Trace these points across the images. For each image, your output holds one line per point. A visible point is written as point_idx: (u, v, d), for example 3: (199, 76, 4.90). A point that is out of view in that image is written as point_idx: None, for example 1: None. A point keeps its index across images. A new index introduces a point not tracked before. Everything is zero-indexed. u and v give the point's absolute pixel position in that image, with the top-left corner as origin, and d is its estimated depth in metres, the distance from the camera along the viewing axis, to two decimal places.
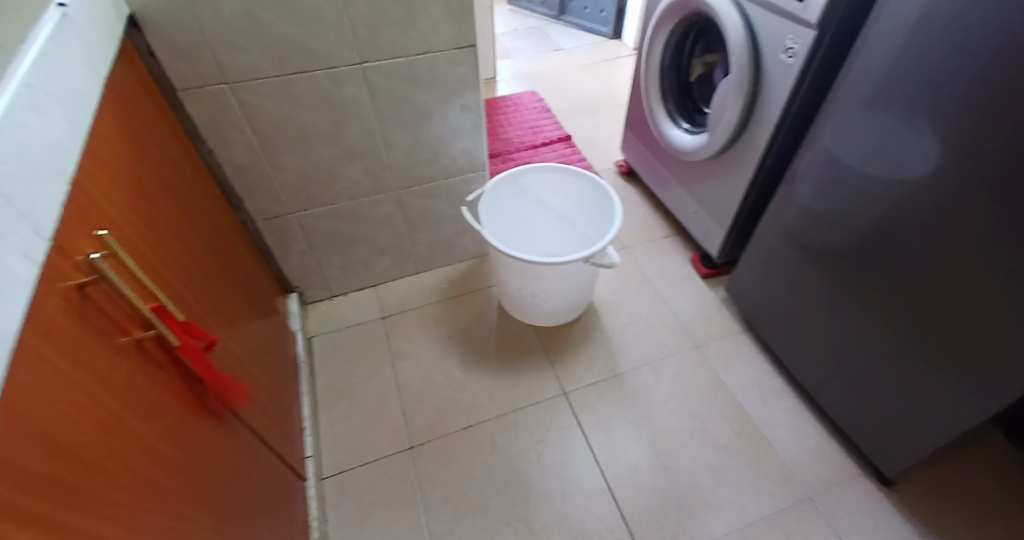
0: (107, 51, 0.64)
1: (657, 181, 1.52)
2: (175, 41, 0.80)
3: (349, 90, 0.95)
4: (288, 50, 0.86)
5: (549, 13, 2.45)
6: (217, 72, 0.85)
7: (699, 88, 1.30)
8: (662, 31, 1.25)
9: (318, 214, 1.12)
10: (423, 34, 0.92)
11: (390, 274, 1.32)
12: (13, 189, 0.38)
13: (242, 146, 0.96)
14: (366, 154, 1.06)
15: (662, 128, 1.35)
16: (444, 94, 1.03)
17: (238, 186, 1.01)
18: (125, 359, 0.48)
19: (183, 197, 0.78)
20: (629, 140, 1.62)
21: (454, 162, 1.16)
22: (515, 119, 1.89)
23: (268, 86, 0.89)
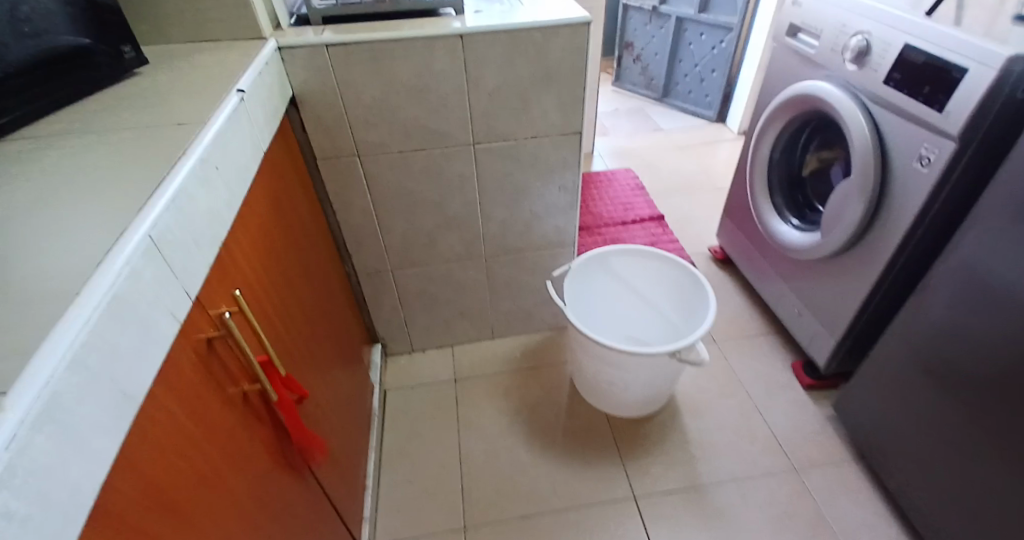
0: (270, 126, 0.74)
1: (756, 273, 1.43)
2: (321, 116, 0.91)
3: (459, 166, 1.02)
4: (412, 129, 0.95)
5: (651, 95, 2.49)
6: (351, 145, 0.95)
7: (813, 183, 1.24)
8: (773, 126, 1.22)
9: (412, 273, 1.17)
10: (533, 121, 0.98)
11: (469, 338, 1.34)
12: (174, 252, 0.43)
13: (359, 208, 1.04)
14: (464, 224, 1.11)
15: (767, 220, 1.28)
16: (545, 174, 1.06)
17: (348, 242, 1.09)
18: (234, 410, 0.52)
19: (304, 251, 0.86)
20: (727, 227, 1.56)
21: (546, 237, 1.17)
22: (607, 194, 1.90)
23: (389, 159, 0.98)
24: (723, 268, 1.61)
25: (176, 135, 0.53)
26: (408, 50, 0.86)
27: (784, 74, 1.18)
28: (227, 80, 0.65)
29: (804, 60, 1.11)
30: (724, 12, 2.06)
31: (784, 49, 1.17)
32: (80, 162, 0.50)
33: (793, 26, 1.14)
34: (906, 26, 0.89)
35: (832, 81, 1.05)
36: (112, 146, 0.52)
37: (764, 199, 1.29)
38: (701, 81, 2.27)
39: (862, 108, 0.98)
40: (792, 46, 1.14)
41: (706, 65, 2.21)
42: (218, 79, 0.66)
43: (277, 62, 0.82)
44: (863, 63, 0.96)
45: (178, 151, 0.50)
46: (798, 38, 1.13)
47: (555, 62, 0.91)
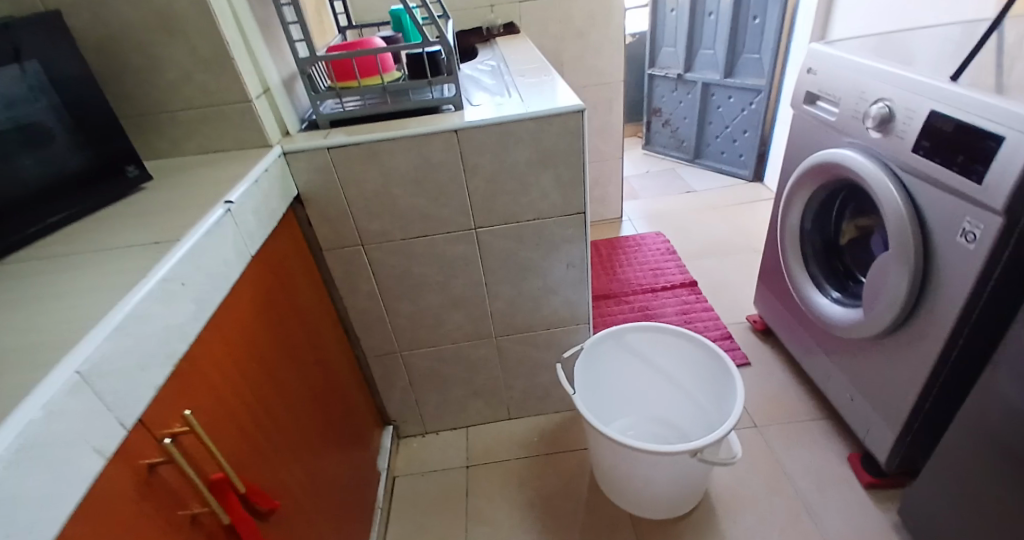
0: (266, 229, 0.77)
1: (800, 347, 1.30)
2: (325, 209, 0.93)
3: (461, 249, 1.01)
4: (413, 218, 0.96)
5: (683, 157, 2.50)
6: (356, 235, 0.97)
7: (851, 252, 1.13)
8: (800, 193, 1.14)
9: (421, 354, 1.15)
10: (533, 202, 0.97)
11: (483, 418, 1.28)
12: (109, 384, 0.43)
13: (365, 293, 1.04)
14: (470, 304, 1.09)
15: (804, 292, 1.17)
16: (549, 252, 1.04)
17: (357, 325, 1.09)
18: (176, 537, 0.51)
19: (299, 344, 0.87)
20: (763, 295, 1.45)
21: (557, 314, 1.13)
22: (635, 259, 1.85)
23: (392, 246, 0.99)
24: (764, 339, 1.49)
25: (150, 254, 0.56)
26: (405, 145, 0.88)
27: (807, 142, 1.13)
28: (220, 192, 0.69)
29: (826, 127, 1.06)
30: (752, 75, 2.10)
31: (804, 117, 1.12)
32: (56, 286, 0.52)
33: (811, 94, 1.10)
34: (929, 91, 0.83)
35: (859, 148, 0.98)
36: (92, 266, 0.55)
37: (798, 268, 1.19)
38: (733, 141, 2.27)
39: (891, 177, 0.90)
40: (812, 114, 1.09)
41: (737, 127, 2.23)
42: (212, 192, 0.70)
43: (282, 164, 0.86)
44: (887, 130, 0.89)
45: (143, 274, 0.52)
46: (818, 105, 1.08)
47: (551, 148, 0.91)
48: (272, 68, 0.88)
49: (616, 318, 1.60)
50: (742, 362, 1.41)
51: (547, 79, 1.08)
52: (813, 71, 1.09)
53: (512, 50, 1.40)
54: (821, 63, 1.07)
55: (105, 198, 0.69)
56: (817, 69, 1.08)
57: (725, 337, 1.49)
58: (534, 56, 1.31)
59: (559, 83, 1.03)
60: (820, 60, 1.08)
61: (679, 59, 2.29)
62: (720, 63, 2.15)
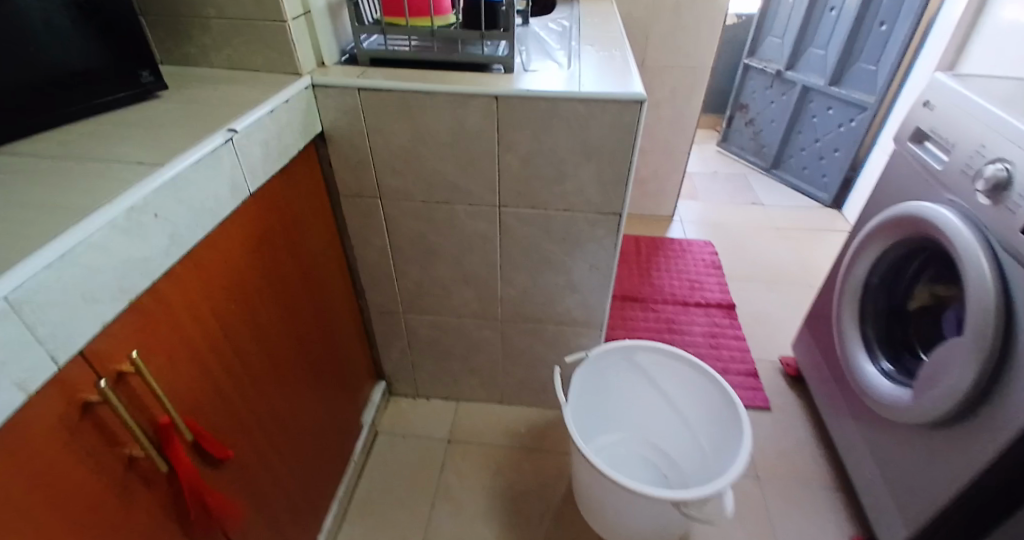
0: (274, 166, 0.72)
1: (830, 404, 1.19)
2: (348, 156, 0.88)
3: (481, 225, 0.96)
4: (437, 184, 0.91)
5: (759, 164, 2.34)
6: (375, 189, 0.92)
7: (917, 321, 0.99)
8: (879, 243, 1.00)
9: (423, 319, 1.12)
10: (567, 194, 0.90)
11: (474, 396, 1.26)
12: (44, 315, 0.40)
13: (376, 249, 1.01)
14: (480, 281, 1.04)
15: (850, 351, 1.05)
16: (574, 248, 0.97)
17: (364, 277, 1.06)
18: (105, 480, 0.48)
19: (298, 289, 0.85)
20: (806, 339, 1.32)
21: (570, 313, 1.08)
22: (674, 265, 1.79)
23: (412, 208, 0.94)
24: (794, 386, 1.37)
25: (128, 176, 0.52)
26: (439, 103, 0.81)
27: (900, 185, 0.98)
28: (226, 120, 0.64)
29: (928, 175, 0.90)
30: (862, 90, 1.86)
31: (906, 156, 0.97)
32: (23, 193, 0.49)
33: (920, 132, 0.94)
34: None
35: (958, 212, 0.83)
36: (66, 177, 0.52)
37: (850, 323, 1.07)
38: (819, 158, 2.07)
39: (989, 253, 0.76)
40: (915, 155, 0.94)
41: (829, 144, 2.01)
42: (219, 118, 0.65)
43: (308, 97, 0.81)
44: (999, 199, 0.75)
45: (109, 199, 0.48)
46: (925, 146, 0.93)
47: (597, 139, 0.83)
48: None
49: (639, 329, 1.54)
50: (762, 404, 1.31)
51: (617, 53, 0.97)
52: (931, 106, 0.92)
53: (593, 14, 1.28)
54: (942, 98, 0.90)
55: (118, 93, 0.66)
56: (936, 106, 0.91)
57: (750, 374, 1.39)
58: (612, 24, 1.18)
59: (628, 61, 0.92)
60: (940, 95, 0.91)
61: (784, 53, 2.08)
62: (829, 67, 1.93)
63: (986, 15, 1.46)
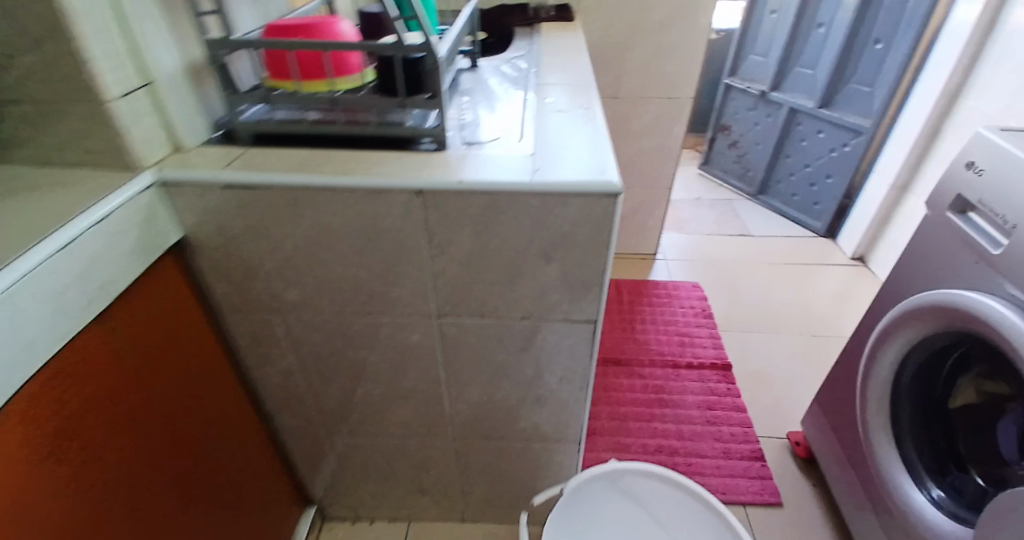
0: (82, 323, 0.49)
1: (850, 503, 1.01)
2: (222, 266, 0.66)
3: (416, 338, 0.74)
4: (350, 294, 0.68)
5: (745, 189, 2.26)
6: (266, 303, 0.70)
7: (964, 425, 0.81)
8: (912, 331, 0.81)
9: (356, 442, 0.91)
10: (524, 301, 0.68)
11: (428, 514, 1.06)
12: None
13: (280, 369, 0.79)
14: (424, 399, 0.83)
15: (886, 465, 0.86)
16: (538, 361, 0.76)
17: (270, 400, 0.84)
18: None
19: (155, 465, 0.61)
20: (817, 422, 1.12)
21: (537, 429, 0.87)
22: (660, 315, 1.61)
23: (319, 323, 0.72)
24: (803, 467, 1.19)
25: None
26: (340, 198, 0.59)
27: (937, 258, 0.79)
28: None
29: (981, 258, 0.70)
30: (855, 112, 1.77)
31: (944, 228, 0.77)
32: None
33: (964, 200, 0.74)
34: None
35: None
36: None
37: (878, 429, 0.87)
38: (811, 185, 1.97)
39: None
40: (960, 230, 0.74)
41: (821, 169, 1.92)
42: None
43: (154, 204, 0.57)
44: None
45: None
46: (973, 220, 0.73)
47: (557, 238, 0.61)
48: (173, 50, 0.58)
49: (626, 403, 1.33)
50: (770, 497, 1.12)
51: (583, 107, 0.78)
52: (977, 169, 0.73)
53: (555, 48, 1.09)
54: (994, 159, 0.70)
55: None
56: (985, 169, 0.71)
57: (755, 456, 1.20)
58: (579, 61, 1.00)
59: (597, 121, 0.72)
60: (988, 155, 0.71)
61: (768, 74, 2.02)
62: (819, 88, 1.85)
63: (1003, 25, 1.32)
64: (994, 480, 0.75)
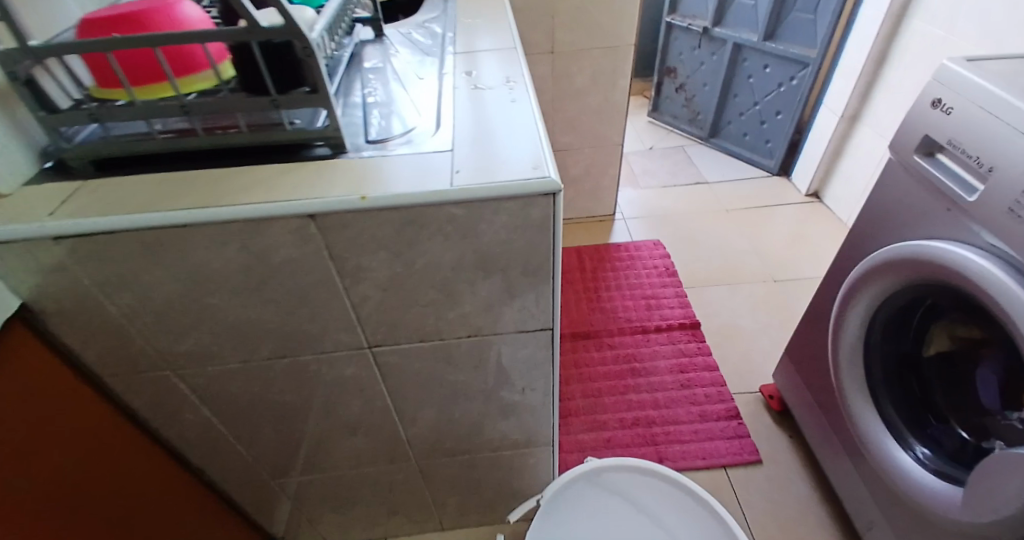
0: None
1: (826, 454, 1.00)
2: (89, 325, 0.55)
3: (348, 371, 0.63)
4: (256, 336, 0.57)
5: (696, 133, 2.22)
6: (156, 358, 0.59)
7: (939, 370, 0.79)
8: (883, 285, 0.76)
9: (308, 479, 0.82)
10: (466, 316, 0.59)
11: (404, 530, 1.00)
12: None
13: (196, 423, 0.68)
14: (373, 429, 0.73)
15: (863, 423, 0.84)
16: (493, 376, 0.67)
17: (195, 453, 0.74)
18: None
19: None
20: (788, 375, 1.10)
21: (506, 439, 0.79)
22: (624, 279, 1.56)
23: (226, 371, 0.61)
24: (779, 419, 1.17)
25: None
26: (216, 233, 0.47)
27: (897, 204, 0.74)
28: None
29: (953, 205, 0.65)
30: (799, 43, 1.72)
31: (908, 174, 0.72)
32: None
33: (932, 142, 0.69)
34: None
35: (996, 253, 0.60)
36: None
37: (854, 387, 0.85)
38: (761, 123, 1.94)
39: None
40: (925, 175, 0.69)
41: (769, 106, 1.88)
42: None
43: None
44: None
45: None
46: (941, 163, 0.67)
47: (494, 248, 0.52)
48: None
49: (599, 377, 1.28)
50: (751, 456, 1.10)
51: (509, 81, 0.67)
52: (945, 108, 0.67)
53: (473, 8, 0.96)
54: (965, 96, 0.64)
55: None
56: (953, 108, 0.66)
57: (732, 414, 1.18)
58: (503, 20, 0.89)
59: (528, 98, 0.63)
60: (957, 93, 0.65)
61: (708, 9, 1.93)
62: (761, 21, 1.78)
63: None
64: (979, 430, 0.73)
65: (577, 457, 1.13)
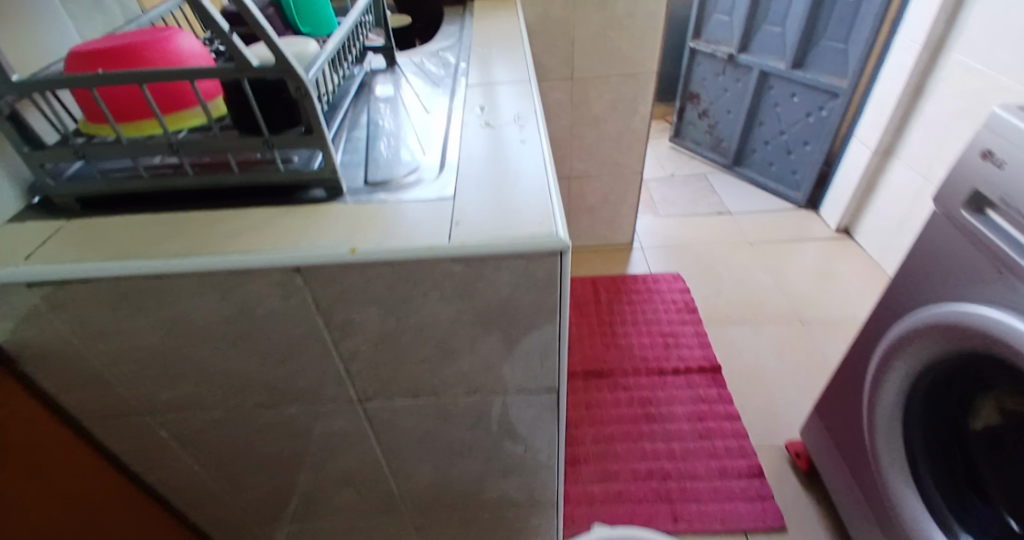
0: None
1: (857, 526, 0.92)
2: (64, 373, 0.51)
3: (339, 426, 0.59)
4: (241, 388, 0.53)
5: (719, 161, 2.16)
6: (136, 407, 0.55)
7: (986, 446, 0.72)
8: (923, 351, 0.70)
9: (298, 529, 0.77)
10: (465, 375, 0.54)
11: None
12: None
13: (180, 471, 0.64)
14: (366, 483, 0.68)
15: (904, 500, 0.77)
16: (495, 434, 0.62)
17: (179, 499, 0.70)
18: None
19: None
20: (816, 432, 1.03)
21: (508, 497, 0.73)
22: (640, 315, 1.50)
23: (210, 422, 0.57)
24: (805, 481, 1.09)
25: None
26: (194, 285, 0.44)
27: (942, 260, 0.68)
28: None
29: (1005, 267, 0.59)
30: (829, 72, 1.66)
31: (954, 228, 0.66)
32: None
33: (982, 196, 0.62)
34: None
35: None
36: None
37: (892, 459, 0.79)
38: (788, 153, 1.88)
39: None
40: (974, 233, 0.62)
41: (797, 136, 1.83)
42: None
43: None
44: None
45: None
46: (992, 220, 0.61)
47: (495, 306, 0.47)
48: None
49: (613, 421, 1.22)
50: (773, 520, 1.02)
51: (519, 119, 0.63)
52: (996, 160, 0.60)
53: (489, 37, 0.93)
54: (1017, 148, 0.58)
55: None
56: (1007, 161, 0.59)
57: (753, 471, 1.10)
58: (520, 51, 0.86)
59: (539, 140, 0.59)
60: (1010, 145, 0.59)
61: (734, 35, 1.90)
62: (789, 49, 1.73)
63: None
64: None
65: (586, 510, 1.06)
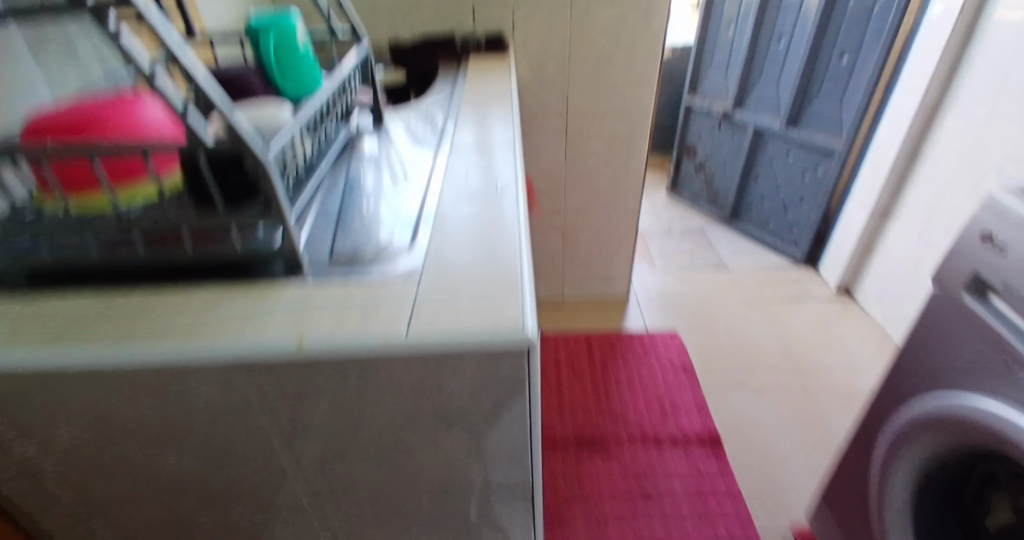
0: None
1: None
2: None
3: (291, 525, 0.53)
4: (181, 484, 0.48)
5: (716, 214, 2.16)
6: (64, 502, 0.49)
7: None
8: (931, 445, 0.65)
9: None
10: (431, 473, 0.48)
11: None
12: None
13: None
14: None
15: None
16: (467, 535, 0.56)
17: None
18: None
19: None
20: (823, 520, 0.95)
21: None
22: (637, 377, 1.44)
23: (147, 519, 0.51)
24: None
25: None
26: (126, 381, 0.40)
27: (947, 342, 0.63)
28: None
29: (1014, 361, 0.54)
30: (824, 131, 1.68)
31: (957, 312, 0.61)
32: None
33: (982, 280, 0.58)
34: None
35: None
36: None
37: None
38: (785, 208, 1.88)
39: None
40: (980, 321, 0.58)
41: (793, 192, 1.83)
42: None
43: None
44: None
45: None
46: (998, 307, 0.56)
47: (457, 406, 0.43)
48: None
49: (606, 497, 1.14)
50: None
51: (499, 191, 0.61)
52: (997, 244, 0.55)
53: (477, 97, 0.93)
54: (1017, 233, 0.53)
55: None
56: (1007, 246, 0.54)
57: None
58: (507, 113, 0.85)
59: (517, 216, 0.56)
60: (1010, 228, 0.54)
61: (730, 92, 1.94)
62: (784, 107, 1.76)
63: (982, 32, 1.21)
64: None
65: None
